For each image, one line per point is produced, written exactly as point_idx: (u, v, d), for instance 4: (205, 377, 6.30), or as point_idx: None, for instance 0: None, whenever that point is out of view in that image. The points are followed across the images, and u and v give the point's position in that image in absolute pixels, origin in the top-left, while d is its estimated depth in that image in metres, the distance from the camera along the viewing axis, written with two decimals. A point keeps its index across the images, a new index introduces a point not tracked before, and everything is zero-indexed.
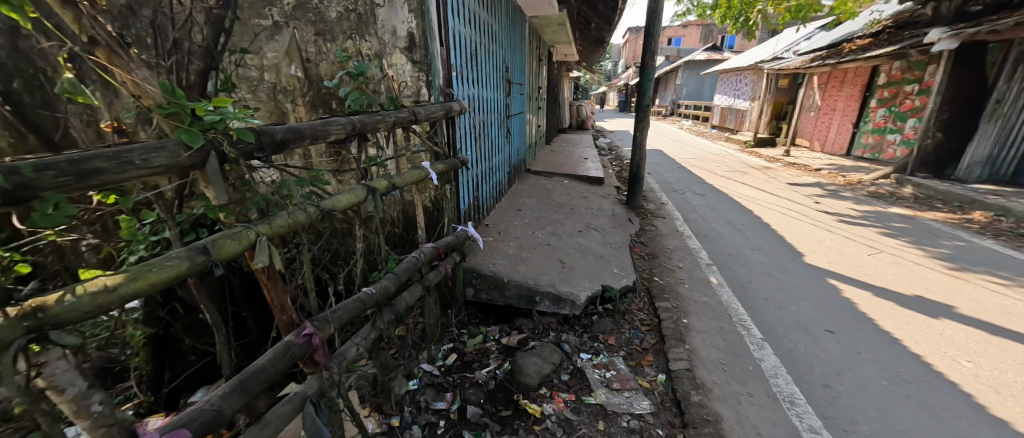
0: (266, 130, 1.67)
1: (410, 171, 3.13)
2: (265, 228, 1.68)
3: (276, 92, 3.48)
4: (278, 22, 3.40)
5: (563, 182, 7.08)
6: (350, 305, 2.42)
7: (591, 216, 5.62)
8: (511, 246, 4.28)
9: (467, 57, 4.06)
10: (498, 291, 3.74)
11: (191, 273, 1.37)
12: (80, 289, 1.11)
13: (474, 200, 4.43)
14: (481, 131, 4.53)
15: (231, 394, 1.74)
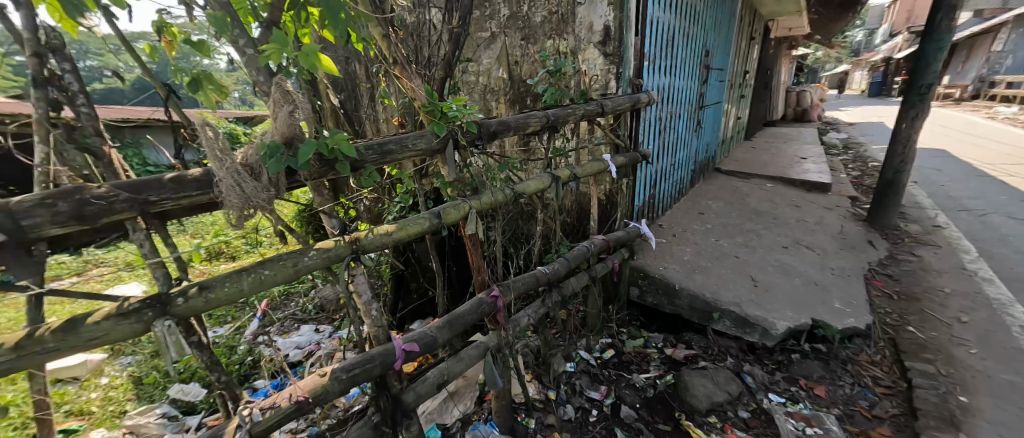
0: (485, 124, 2.57)
1: (591, 163, 3.22)
2: (475, 202, 2.43)
3: (487, 93, 4.33)
4: (494, 32, 4.09)
5: (769, 184, 5.78)
6: (526, 280, 2.76)
7: (804, 230, 4.45)
8: (688, 252, 3.89)
9: (662, 46, 3.84)
10: (669, 299, 3.45)
11: (427, 227, 2.15)
12: (376, 230, 2.01)
13: (648, 197, 4.27)
14: (666, 124, 4.27)
15: (440, 329, 2.27)
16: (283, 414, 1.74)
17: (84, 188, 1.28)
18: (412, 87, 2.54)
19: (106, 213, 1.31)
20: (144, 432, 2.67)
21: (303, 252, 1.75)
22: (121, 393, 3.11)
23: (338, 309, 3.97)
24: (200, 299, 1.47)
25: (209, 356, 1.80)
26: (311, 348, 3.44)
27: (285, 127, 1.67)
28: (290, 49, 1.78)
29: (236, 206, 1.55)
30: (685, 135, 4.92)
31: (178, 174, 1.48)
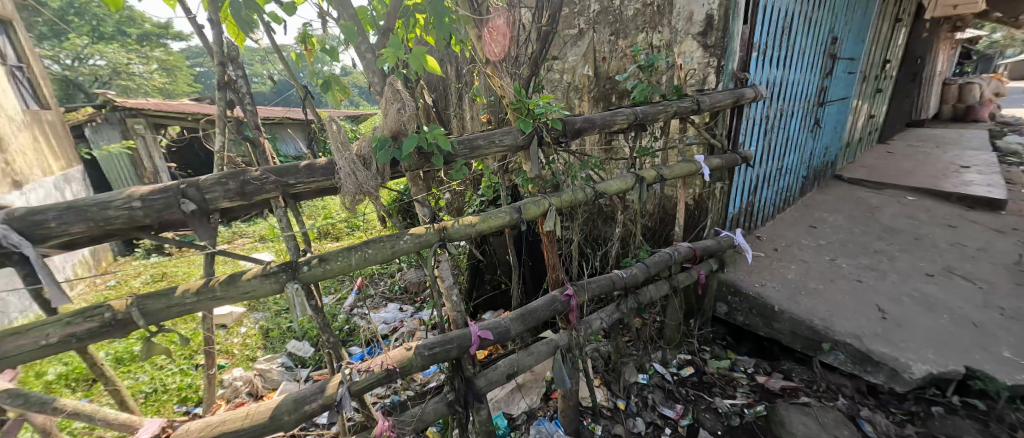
0: (570, 121, 2.49)
1: (681, 164, 3.02)
2: (556, 199, 2.43)
3: (571, 90, 4.54)
4: (583, 29, 4.27)
5: (918, 192, 4.73)
6: (601, 282, 2.68)
7: (959, 255, 3.56)
8: (791, 270, 3.42)
9: (777, 35, 3.39)
10: (766, 321, 3.06)
11: (508, 221, 2.21)
12: (461, 220, 2.13)
13: (745, 204, 3.82)
14: (774, 122, 3.77)
15: (514, 322, 2.32)
16: (375, 378, 1.94)
17: (246, 171, 1.65)
18: (502, 86, 2.56)
19: (258, 191, 1.67)
20: (268, 376, 3.24)
21: (399, 236, 1.95)
22: (254, 341, 3.83)
23: (420, 292, 4.36)
24: (319, 268, 1.74)
25: (322, 319, 2.12)
26: (397, 325, 3.84)
27: (392, 123, 1.91)
28: (403, 53, 1.97)
29: (351, 191, 1.82)
30: (799, 136, 4.29)
31: (311, 162, 1.82)
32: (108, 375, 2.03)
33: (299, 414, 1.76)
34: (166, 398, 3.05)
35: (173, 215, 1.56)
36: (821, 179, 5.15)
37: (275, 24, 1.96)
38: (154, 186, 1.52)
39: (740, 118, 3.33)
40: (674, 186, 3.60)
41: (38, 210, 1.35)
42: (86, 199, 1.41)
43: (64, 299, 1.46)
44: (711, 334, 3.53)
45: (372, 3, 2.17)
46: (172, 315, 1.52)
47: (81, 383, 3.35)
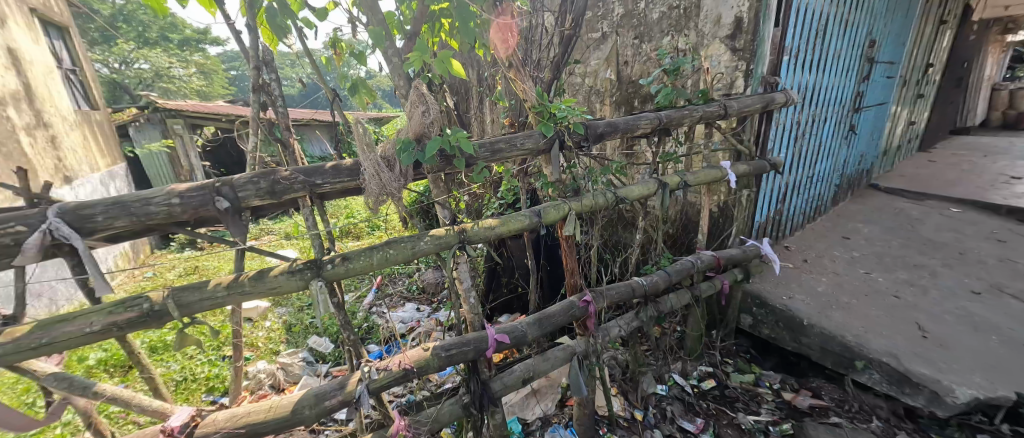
0: (592, 125, 2.46)
1: (707, 170, 2.94)
2: (576, 205, 2.40)
3: (592, 93, 4.52)
4: (606, 32, 4.25)
5: (963, 204, 4.44)
6: (621, 289, 2.63)
7: (1009, 272, 3.33)
8: (822, 282, 3.27)
9: (811, 37, 3.26)
10: (795, 335, 2.93)
11: (528, 224, 2.21)
12: (481, 222, 2.13)
13: (773, 213, 3.69)
14: (806, 129, 3.63)
15: (531, 326, 2.30)
16: (393, 376, 1.96)
17: (276, 171, 1.70)
18: (524, 89, 2.58)
19: (287, 191, 1.72)
20: (290, 370, 3.33)
21: (419, 238, 1.97)
22: (278, 335, 3.95)
23: (437, 293, 4.41)
24: (342, 266, 1.77)
25: (344, 316, 2.16)
26: (413, 324, 3.88)
27: (417, 125, 1.94)
28: (429, 56, 1.99)
29: (374, 192, 1.85)
30: (832, 143, 4.10)
31: (337, 163, 1.87)
32: (145, 363, 2.14)
33: (318, 409, 1.79)
34: (195, 387, 3.18)
35: (208, 212, 1.61)
36: (855, 188, 4.92)
37: (308, 29, 2.04)
38: (192, 184, 1.59)
39: (769, 123, 3.23)
40: (698, 193, 3.51)
41: (87, 204, 1.43)
42: (130, 195, 1.49)
43: (108, 289, 1.49)
44: (735, 347, 3.41)
45: (400, 8, 2.21)
46: (204, 308, 1.57)
47: (118, 369, 3.53)
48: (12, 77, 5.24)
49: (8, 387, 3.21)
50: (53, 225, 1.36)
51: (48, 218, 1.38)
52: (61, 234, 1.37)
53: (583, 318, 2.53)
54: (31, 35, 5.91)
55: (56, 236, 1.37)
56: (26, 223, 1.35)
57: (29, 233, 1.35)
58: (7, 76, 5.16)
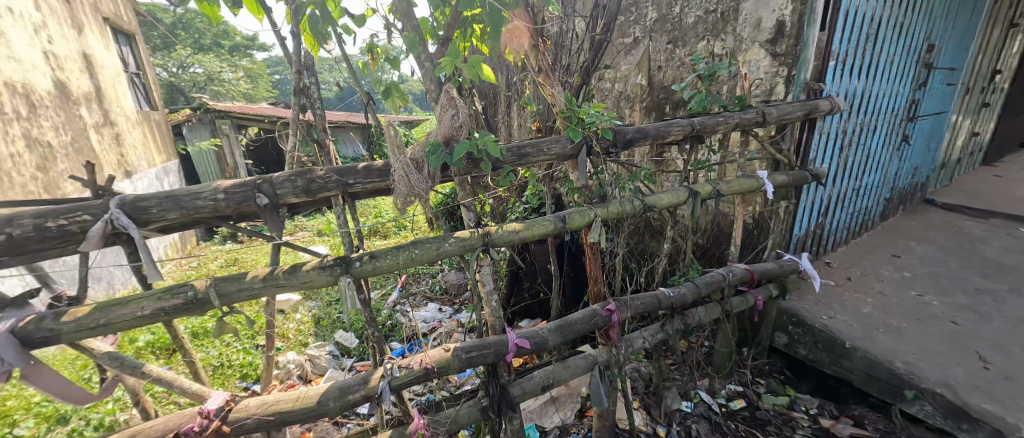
0: (621, 131, 2.41)
1: (742, 179, 2.82)
2: (602, 211, 2.35)
3: (622, 99, 4.45)
4: (638, 37, 4.18)
5: None
6: (647, 300, 2.55)
7: None
8: (867, 303, 3.05)
9: (861, 41, 3.07)
10: (835, 358, 2.74)
11: (552, 229, 2.19)
12: (506, 226, 2.13)
13: (814, 227, 3.49)
14: (852, 138, 3.42)
15: (552, 333, 2.27)
16: (414, 375, 1.97)
17: (311, 170, 1.77)
18: (553, 94, 2.57)
19: (321, 190, 1.78)
20: (317, 362, 3.45)
21: (444, 239, 1.99)
22: (307, 327, 4.10)
23: (459, 294, 4.46)
24: (369, 264, 1.82)
25: (369, 313, 2.21)
26: (435, 324, 3.93)
27: (446, 129, 1.97)
28: (460, 61, 2.01)
29: (402, 192, 1.89)
30: (882, 153, 3.84)
31: (368, 164, 1.92)
32: (188, 346, 2.27)
33: (343, 402, 1.83)
34: (231, 373, 3.35)
35: (249, 207, 1.70)
36: (906, 203, 4.58)
37: (347, 35, 2.12)
38: (236, 181, 1.68)
39: (811, 132, 3.06)
40: (731, 203, 3.37)
41: (144, 197, 1.54)
42: (181, 189, 1.60)
43: (158, 276, 1.58)
44: (767, 366, 3.24)
45: (433, 14, 2.25)
46: (242, 298, 1.64)
47: (164, 351, 3.77)
48: (86, 79, 5.77)
49: (69, 362, 3.50)
50: (114, 215, 1.47)
51: (110, 209, 1.50)
52: (120, 223, 1.48)
53: (606, 327, 2.47)
54: (103, 41, 6.50)
55: (116, 225, 1.48)
56: (91, 213, 1.47)
57: (93, 222, 1.47)
58: (82, 79, 5.68)
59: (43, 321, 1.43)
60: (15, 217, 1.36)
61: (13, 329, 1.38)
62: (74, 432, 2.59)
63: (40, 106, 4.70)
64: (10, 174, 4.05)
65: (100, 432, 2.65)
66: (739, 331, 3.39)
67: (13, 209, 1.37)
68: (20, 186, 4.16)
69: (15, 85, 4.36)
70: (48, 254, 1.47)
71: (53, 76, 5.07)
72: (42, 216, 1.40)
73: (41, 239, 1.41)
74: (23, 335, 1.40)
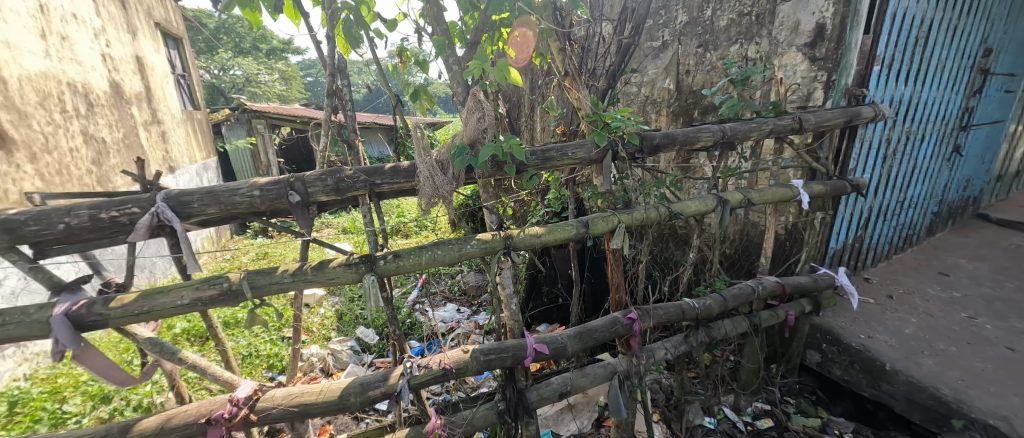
0: (648, 136, 2.36)
1: (775, 188, 2.70)
2: (626, 217, 2.31)
3: (648, 103, 4.37)
4: (667, 41, 4.09)
5: None
6: (670, 309, 2.48)
7: None
8: (910, 324, 2.86)
9: (910, 45, 2.89)
10: (874, 380, 2.57)
11: (575, 234, 2.16)
12: (528, 229, 2.12)
13: (853, 241, 3.30)
14: (898, 147, 3.22)
15: (571, 338, 2.24)
16: (433, 375, 1.98)
17: (341, 170, 1.81)
18: (579, 98, 2.54)
19: (349, 189, 1.82)
20: (339, 356, 3.52)
21: (467, 241, 2.00)
22: (331, 322, 4.21)
23: (478, 296, 4.48)
24: (393, 263, 1.84)
25: (391, 311, 2.24)
26: (453, 325, 3.96)
27: (472, 131, 1.98)
28: (488, 64, 2.02)
29: (427, 193, 1.90)
30: (930, 164, 3.60)
31: (395, 165, 1.95)
32: (220, 336, 2.36)
33: (363, 397, 1.85)
34: (258, 362, 3.47)
35: (282, 205, 1.75)
36: (956, 218, 4.28)
37: (378, 38, 2.18)
38: (271, 179, 1.74)
39: (851, 140, 2.90)
40: (762, 212, 3.23)
41: (187, 192, 1.62)
42: (221, 186, 1.67)
43: (197, 267, 1.66)
44: (798, 385, 3.09)
45: (463, 18, 2.28)
46: (272, 290, 1.69)
47: (197, 339, 3.94)
48: (137, 81, 6.15)
49: (114, 345, 3.72)
50: (160, 208, 1.55)
51: (156, 202, 1.58)
52: (165, 216, 1.55)
53: (627, 336, 2.41)
54: (154, 45, 6.92)
55: (161, 218, 1.56)
56: (140, 205, 1.56)
57: (141, 214, 1.56)
58: (134, 80, 6.06)
59: (93, 306, 1.50)
60: (74, 208, 1.47)
61: (67, 312, 1.47)
62: (115, 411, 2.74)
63: (97, 105, 5.05)
64: (68, 167, 4.36)
65: (139, 412, 2.79)
66: (768, 347, 3.25)
67: (73, 201, 1.49)
68: (76, 179, 4.47)
69: (76, 85, 4.69)
70: (101, 243, 1.59)
71: (109, 77, 5.43)
72: (97, 207, 1.50)
73: (95, 229, 1.51)
74: (76, 318, 1.48)
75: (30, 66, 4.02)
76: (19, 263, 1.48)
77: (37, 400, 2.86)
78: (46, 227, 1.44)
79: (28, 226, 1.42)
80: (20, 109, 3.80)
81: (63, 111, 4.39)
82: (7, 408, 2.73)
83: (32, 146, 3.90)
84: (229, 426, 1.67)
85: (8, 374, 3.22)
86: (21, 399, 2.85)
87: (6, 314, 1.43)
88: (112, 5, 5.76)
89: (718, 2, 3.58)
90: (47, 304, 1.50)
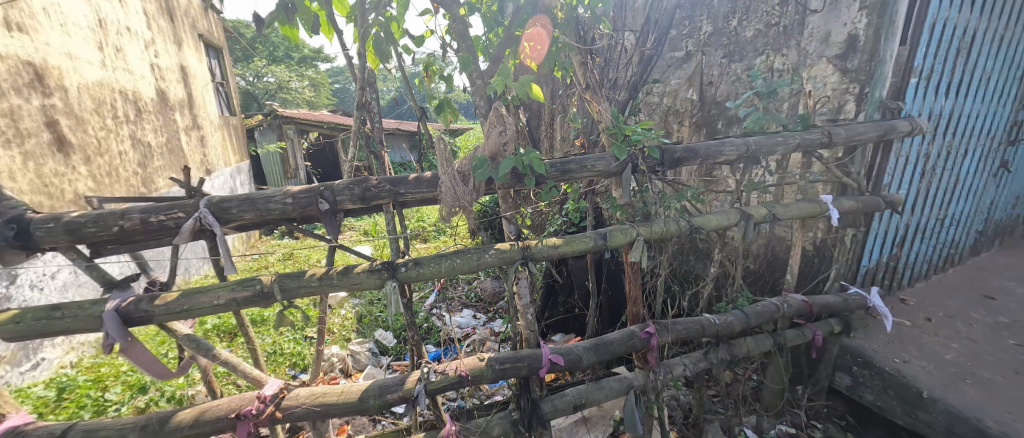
0: (669, 149, 2.34)
1: (803, 203, 2.63)
2: (645, 230, 2.28)
3: (670, 113, 4.32)
4: (690, 51, 4.05)
5: None
6: (689, 325, 2.43)
7: None
8: (949, 349, 2.69)
9: (950, 56, 2.76)
10: (910, 408, 2.42)
11: (592, 246, 2.15)
12: (546, 240, 2.13)
13: (888, 259, 3.16)
14: (937, 162, 3.07)
15: (589, 350, 2.23)
16: (449, 381, 2.01)
17: (367, 179, 1.88)
18: (600, 110, 2.55)
19: (375, 198, 1.89)
20: (358, 358, 3.62)
21: (485, 251, 2.03)
22: (350, 324, 4.33)
23: (493, 303, 4.55)
24: (413, 270, 1.88)
25: (410, 316, 2.29)
26: (469, 330, 4.01)
27: (493, 144, 2.02)
28: (511, 80, 2.05)
29: (448, 203, 1.95)
30: (974, 180, 3.41)
31: (419, 175, 2.01)
32: (250, 334, 2.47)
33: (382, 400, 1.89)
34: (282, 360, 3.60)
35: (312, 212, 1.83)
36: (1002, 236, 4.03)
37: (407, 53, 2.26)
38: (303, 187, 1.82)
39: (885, 154, 2.79)
40: (789, 227, 3.14)
41: (226, 198, 1.71)
42: (257, 193, 1.76)
43: (233, 269, 1.74)
44: (826, 410, 2.96)
45: (487, 34, 2.34)
46: (300, 294, 1.76)
47: (227, 335, 4.13)
48: (180, 88, 6.52)
49: (151, 338, 3.94)
50: (203, 214, 1.64)
51: (199, 208, 1.68)
52: (206, 221, 1.65)
53: (644, 351, 2.37)
54: (197, 55, 7.34)
55: (203, 223, 1.66)
56: (184, 210, 1.66)
57: (186, 219, 1.66)
58: (178, 87, 6.44)
59: (140, 303, 1.61)
60: (127, 212, 1.60)
61: (117, 307, 1.58)
62: (151, 401, 2.89)
63: (145, 112, 5.39)
64: (117, 169, 4.66)
65: (172, 403, 2.94)
66: (794, 367, 3.14)
67: (127, 205, 1.62)
68: (124, 180, 4.77)
69: (127, 92, 5.04)
70: (148, 245, 1.71)
71: (156, 85, 5.80)
72: (147, 211, 1.61)
73: (144, 231, 1.62)
74: (125, 313, 1.58)
75: (88, 75, 4.34)
76: (77, 261, 1.62)
77: (82, 387, 3.04)
78: (103, 229, 1.58)
79: (87, 228, 1.56)
80: (77, 115, 4.12)
81: (115, 117, 4.72)
82: (56, 394, 2.93)
83: (87, 149, 4.20)
84: (256, 422, 1.73)
85: (56, 361, 3.45)
86: (68, 385, 3.05)
87: (64, 308, 1.56)
88: (162, 18, 6.16)
89: (744, 13, 3.54)
90: (100, 300, 1.61)
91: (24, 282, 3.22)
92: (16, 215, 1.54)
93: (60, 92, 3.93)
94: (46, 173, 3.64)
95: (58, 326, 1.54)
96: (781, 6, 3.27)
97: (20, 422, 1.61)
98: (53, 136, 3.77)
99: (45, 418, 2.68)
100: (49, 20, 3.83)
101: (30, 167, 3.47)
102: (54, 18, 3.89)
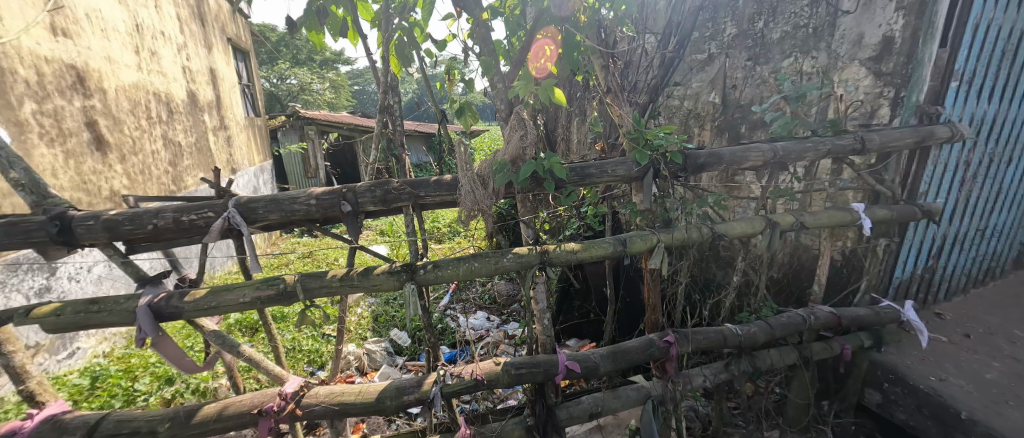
0: (692, 154, 2.28)
1: (832, 211, 2.53)
2: (665, 237, 2.22)
3: (690, 117, 4.23)
4: (713, 53, 3.96)
5: None
6: (710, 335, 2.36)
7: None
8: (991, 368, 2.54)
9: (995, 58, 2.61)
10: (946, 429, 2.28)
11: (611, 252, 2.10)
12: (564, 245, 2.10)
13: (923, 270, 3.00)
14: (979, 169, 2.91)
15: (604, 358, 2.19)
16: (465, 384, 2.00)
17: (388, 182, 1.90)
18: (621, 114, 2.52)
19: (395, 200, 1.90)
20: (374, 357, 3.68)
21: (503, 255, 2.01)
22: (366, 322, 4.39)
23: (507, 306, 4.60)
24: (432, 273, 1.89)
25: (427, 318, 2.29)
26: (483, 332, 4.02)
27: (513, 149, 2.01)
28: (533, 84, 2.04)
29: (467, 206, 1.94)
30: (1019, 189, 3.21)
31: (439, 178, 2.01)
32: (273, 331, 2.52)
33: (398, 401, 1.90)
34: (301, 356, 3.68)
35: (334, 214, 1.85)
36: None
37: (430, 57, 2.28)
38: (327, 189, 1.85)
39: (922, 161, 2.67)
40: (816, 236, 3.03)
41: (254, 199, 1.75)
42: (283, 194, 1.80)
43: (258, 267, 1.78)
44: (854, 427, 2.83)
45: (508, 39, 2.35)
46: (321, 294, 1.78)
47: (249, 330, 4.25)
48: (210, 90, 6.75)
49: (178, 331, 4.09)
50: (230, 213, 1.69)
51: (227, 208, 1.72)
52: (234, 221, 1.69)
53: (663, 360, 2.32)
54: (225, 57, 7.58)
55: (231, 222, 1.70)
56: (214, 210, 1.71)
57: (215, 218, 1.71)
58: (208, 89, 6.68)
59: (171, 299, 1.65)
60: (161, 211, 1.66)
61: (150, 303, 1.62)
62: (177, 393, 3.00)
63: (176, 112, 5.61)
64: (150, 168, 4.85)
65: (195, 395, 3.04)
66: (820, 382, 3.02)
67: (161, 205, 1.69)
68: (156, 178, 4.96)
69: (161, 94, 5.24)
70: (179, 242, 1.77)
71: (188, 87, 6.02)
72: (180, 211, 1.68)
73: (175, 229, 1.68)
74: (156, 309, 1.63)
75: (124, 77, 4.54)
76: (114, 257, 1.69)
77: (114, 377, 3.16)
78: (138, 226, 1.64)
79: (123, 226, 1.62)
80: (115, 116, 4.30)
81: (149, 117, 4.92)
82: (90, 382, 3.06)
83: (122, 148, 4.39)
84: (276, 418, 1.76)
85: (90, 350, 3.60)
86: (101, 375, 3.17)
87: (102, 302, 1.62)
88: (194, 23, 6.39)
89: (771, 14, 3.45)
90: (134, 295, 1.67)
91: (63, 274, 3.39)
92: (59, 212, 1.61)
93: (100, 93, 4.11)
94: (85, 171, 3.80)
95: (95, 319, 1.60)
96: (811, 7, 3.16)
97: (59, 410, 1.67)
98: (92, 135, 3.94)
99: (79, 405, 2.81)
100: (91, 25, 4.02)
101: (71, 165, 3.64)
102: (95, 23, 4.09)
